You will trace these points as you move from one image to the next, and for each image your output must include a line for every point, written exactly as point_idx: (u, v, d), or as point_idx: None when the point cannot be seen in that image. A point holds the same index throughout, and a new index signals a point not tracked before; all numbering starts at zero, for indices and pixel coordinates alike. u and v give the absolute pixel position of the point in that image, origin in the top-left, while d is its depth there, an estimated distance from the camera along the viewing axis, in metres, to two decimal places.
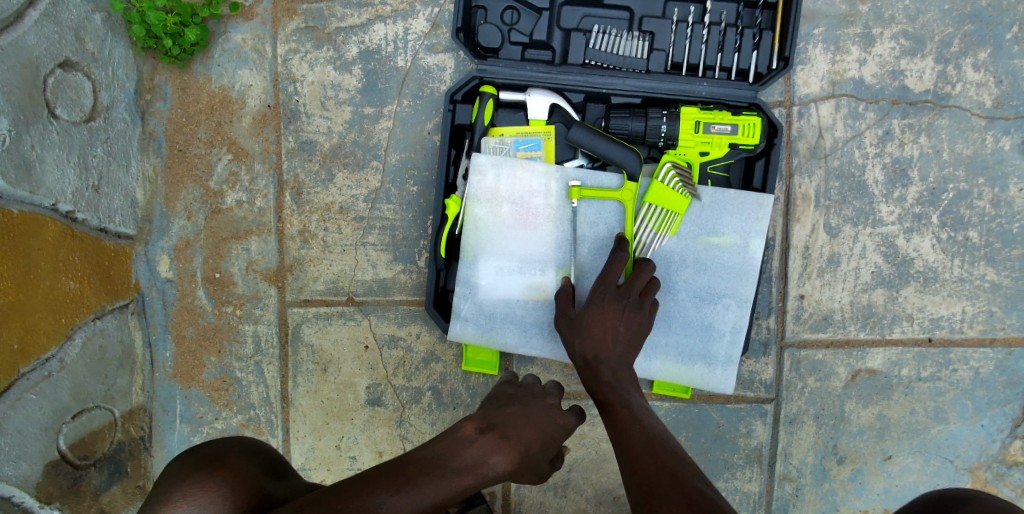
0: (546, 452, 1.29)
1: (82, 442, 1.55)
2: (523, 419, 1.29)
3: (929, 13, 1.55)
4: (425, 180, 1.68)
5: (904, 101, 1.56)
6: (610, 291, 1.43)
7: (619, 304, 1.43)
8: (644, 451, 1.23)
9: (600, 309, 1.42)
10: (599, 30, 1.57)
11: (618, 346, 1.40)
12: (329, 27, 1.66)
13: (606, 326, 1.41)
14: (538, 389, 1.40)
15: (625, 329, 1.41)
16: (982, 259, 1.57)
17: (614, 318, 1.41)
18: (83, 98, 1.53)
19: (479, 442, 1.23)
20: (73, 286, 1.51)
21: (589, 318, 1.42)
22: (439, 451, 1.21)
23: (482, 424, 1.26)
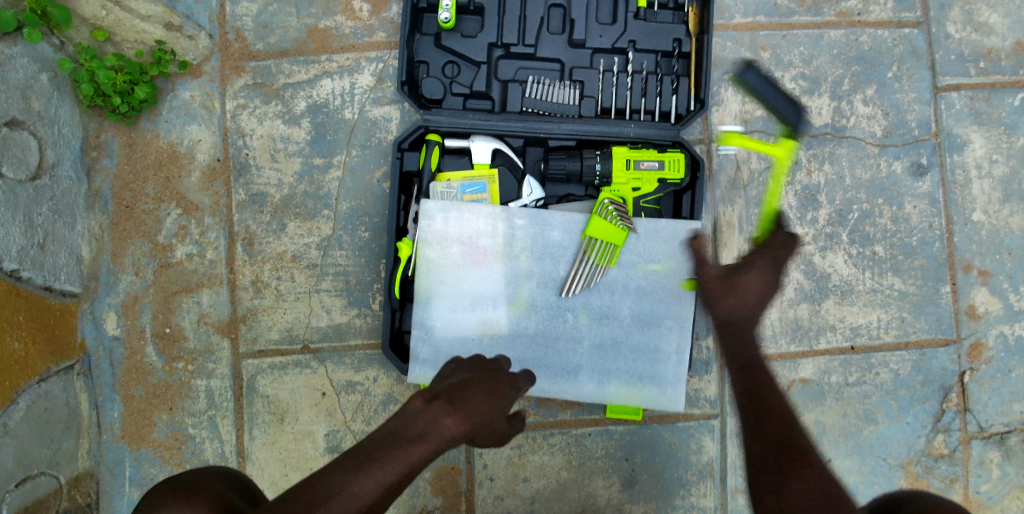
0: (501, 408, 1.25)
1: (26, 511, 1.48)
2: (469, 384, 1.26)
3: (821, 57, 1.76)
4: (376, 225, 1.73)
5: (808, 134, 1.74)
6: (767, 261, 1.28)
7: (773, 272, 1.27)
8: (784, 456, 1.15)
9: (753, 278, 1.27)
10: (533, 80, 1.69)
11: (763, 318, 1.26)
12: (276, 83, 1.73)
13: (761, 299, 1.26)
14: (480, 359, 1.37)
15: (773, 296, 1.28)
16: (889, 270, 1.75)
17: (767, 289, 1.27)
18: (29, 156, 1.53)
19: (426, 411, 1.20)
20: (17, 346, 1.48)
21: (745, 278, 1.26)
22: (390, 426, 1.20)
23: (428, 395, 1.23)
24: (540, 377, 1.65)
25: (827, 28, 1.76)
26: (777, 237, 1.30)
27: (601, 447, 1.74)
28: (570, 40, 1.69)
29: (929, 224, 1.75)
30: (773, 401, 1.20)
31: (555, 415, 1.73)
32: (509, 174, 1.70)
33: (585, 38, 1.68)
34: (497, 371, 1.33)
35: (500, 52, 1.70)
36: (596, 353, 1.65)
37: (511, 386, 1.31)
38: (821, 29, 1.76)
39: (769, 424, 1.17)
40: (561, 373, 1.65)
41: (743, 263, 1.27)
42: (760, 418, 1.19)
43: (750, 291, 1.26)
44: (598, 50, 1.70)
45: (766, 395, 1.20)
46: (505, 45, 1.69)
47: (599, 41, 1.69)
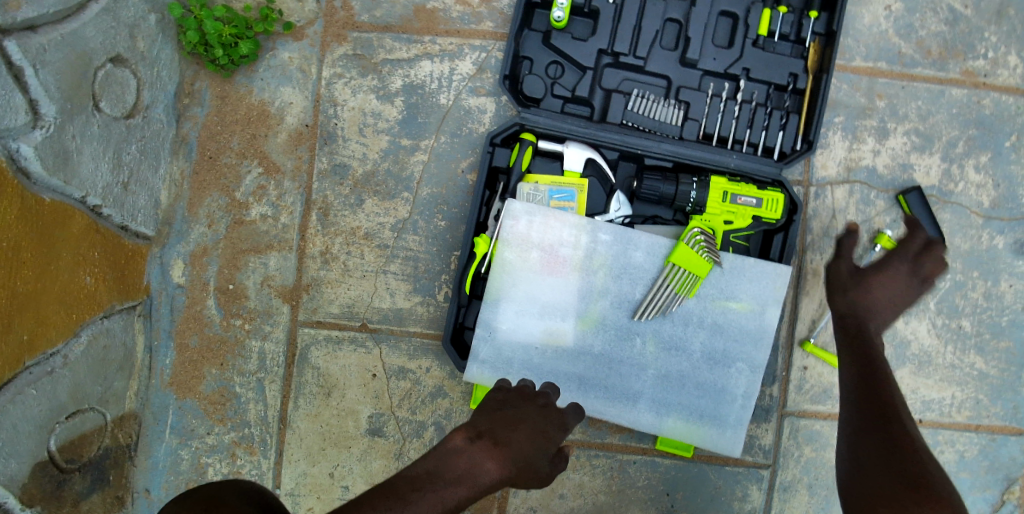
0: (547, 451, 1.21)
1: (70, 444, 1.49)
2: (514, 423, 1.22)
3: (938, 115, 1.68)
4: (454, 216, 1.70)
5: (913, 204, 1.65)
6: (906, 267, 1.38)
7: (908, 276, 1.38)
8: (887, 452, 1.14)
9: (894, 279, 1.37)
10: (638, 94, 1.64)
11: (880, 317, 1.36)
12: (376, 57, 1.70)
13: (888, 300, 1.36)
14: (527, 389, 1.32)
15: (898, 295, 1.37)
16: (972, 348, 1.67)
17: (895, 288, 1.37)
18: (126, 95, 1.53)
19: (468, 451, 1.16)
20: (88, 281, 1.48)
21: (881, 274, 1.37)
22: (429, 466, 1.15)
23: (470, 433, 1.19)
24: (597, 398, 1.61)
25: (950, 85, 1.68)
26: (918, 239, 1.40)
27: (645, 477, 1.70)
28: (682, 58, 1.63)
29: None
30: (883, 402, 1.21)
31: (604, 437, 1.70)
32: (598, 185, 1.66)
33: (698, 58, 1.62)
34: (546, 408, 1.29)
35: (608, 59, 1.64)
36: (660, 383, 1.61)
37: (560, 428, 1.26)
38: (942, 86, 1.68)
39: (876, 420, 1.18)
40: (619, 397, 1.61)
41: (882, 264, 1.39)
42: (870, 418, 1.19)
43: (878, 289, 1.36)
44: (709, 73, 1.64)
45: (872, 396, 1.22)
46: (615, 53, 1.64)
47: (712, 64, 1.63)
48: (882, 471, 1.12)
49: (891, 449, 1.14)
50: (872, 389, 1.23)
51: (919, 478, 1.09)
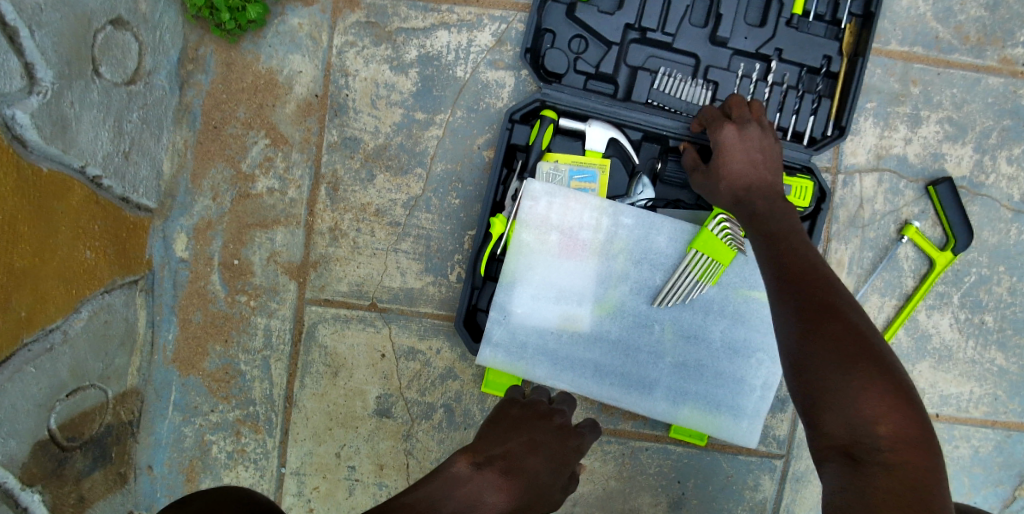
0: (558, 479, 1.32)
1: (71, 422, 1.44)
2: (525, 449, 1.31)
3: (973, 104, 1.62)
4: (468, 194, 1.64)
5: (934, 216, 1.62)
6: (736, 125, 1.39)
7: (737, 132, 1.38)
8: (837, 344, 1.08)
9: (741, 135, 1.38)
10: (665, 72, 1.57)
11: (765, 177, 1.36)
12: (390, 26, 1.62)
13: (743, 162, 1.37)
14: (542, 408, 1.45)
15: (759, 157, 1.37)
16: (994, 343, 1.64)
17: (744, 149, 1.37)
18: (127, 60, 1.45)
19: (476, 477, 1.21)
20: (88, 256, 1.42)
21: (726, 158, 1.38)
22: (434, 491, 1.18)
23: (476, 462, 1.25)
24: (613, 385, 1.57)
25: (987, 73, 1.61)
26: (737, 103, 1.42)
27: (656, 464, 1.67)
28: (712, 36, 1.56)
29: None
30: (831, 293, 1.15)
31: (616, 423, 1.66)
32: (620, 166, 1.60)
33: (729, 37, 1.55)
34: (559, 433, 1.40)
35: (635, 35, 1.57)
36: (677, 371, 1.57)
37: (570, 453, 1.39)
38: (979, 74, 1.61)
39: (831, 312, 1.11)
40: (636, 385, 1.57)
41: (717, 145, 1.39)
42: (816, 310, 1.13)
43: (729, 149, 1.38)
44: (739, 53, 1.58)
45: (807, 286, 1.16)
46: (643, 29, 1.56)
47: (743, 44, 1.56)
48: (835, 367, 1.07)
49: (843, 341, 1.08)
50: (816, 278, 1.18)
51: (877, 370, 1.06)
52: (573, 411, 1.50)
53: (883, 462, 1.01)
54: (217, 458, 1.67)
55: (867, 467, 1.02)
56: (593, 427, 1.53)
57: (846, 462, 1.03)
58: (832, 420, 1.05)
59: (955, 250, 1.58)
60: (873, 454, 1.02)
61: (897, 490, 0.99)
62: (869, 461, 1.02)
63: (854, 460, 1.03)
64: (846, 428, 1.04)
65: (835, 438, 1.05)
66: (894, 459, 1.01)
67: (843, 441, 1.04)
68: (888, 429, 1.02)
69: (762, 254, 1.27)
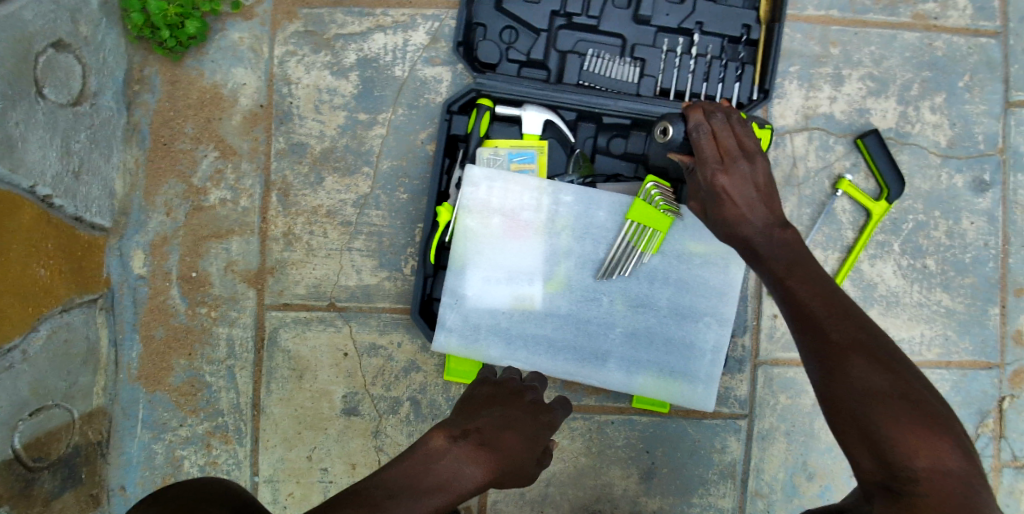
0: (535, 455, 1.18)
1: (37, 442, 1.45)
2: (501, 425, 1.16)
3: (892, 59, 1.69)
4: (416, 188, 1.69)
5: (867, 169, 1.67)
6: (726, 165, 1.31)
7: (731, 169, 1.31)
8: (865, 382, 1.05)
9: (732, 176, 1.31)
10: (593, 54, 1.64)
11: (763, 212, 1.29)
12: (328, 33, 1.68)
13: (741, 206, 1.29)
14: (514, 386, 1.29)
15: (757, 189, 1.30)
16: (938, 285, 1.69)
17: (742, 185, 1.30)
18: (72, 82, 1.50)
19: (452, 452, 1.09)
20: (42, 274, 1.44)
21: (725, 190, 1.30)
22: (407, 470, 1.07)
23: (454, 433, 1.13)
24: (568, 360, 1.60)
25: (901, 29, 1.69)
26: (721, 131, 1.34)
27: (623, 436, 1.69)
28: (635, 15, 1.63)
29: (985, 242, 1.69)
30: (852, 326, 1.11)
31: (580, 399, 1.69)
32: (558, 146, 1.66)
33: (651, 15, 1.62)
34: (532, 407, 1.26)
35: (562, 21, 1.63)
36: (629, 340, 1.60)
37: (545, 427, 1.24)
38: (894, 30, 1.69)
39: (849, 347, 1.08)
40: (589, 358, 1.60)
41: (712, 179, 1.31)
42: (838, 347, 1.09)
43: (728, 195, 1.30)
44: (663, 29, 1.64)
45: (830, 326, 1.11)
46: (568, 15, 1.63)
47: (665, 20, 1.63)
48: (862, 402, 1.04)
49: (870, 377, 1.06)
50: (835, 308, 1.13)
51: (907, 408, 1.03)
52: (546, 388, 1.38)
53: (918, 493, 0.98)
54: (189, 472, 1.68)
55: (905, 498, 0.98)
56: (564, 402, 1.39)
57: (885, 495, 1.00)
58: (868, 457, 1.03)
59: (887, 197, 1.63)
60: (910, 485, 0.99)
61: None
62: (909, 495, 0.98)
63: (892, 492, 1.00)
64: (880, 463, 1.01)
65: (874, 474, 1.02)
66: (932, 488, 0.98)
67: (880, 476, 1.01)
68: (924, 459, 0.99)
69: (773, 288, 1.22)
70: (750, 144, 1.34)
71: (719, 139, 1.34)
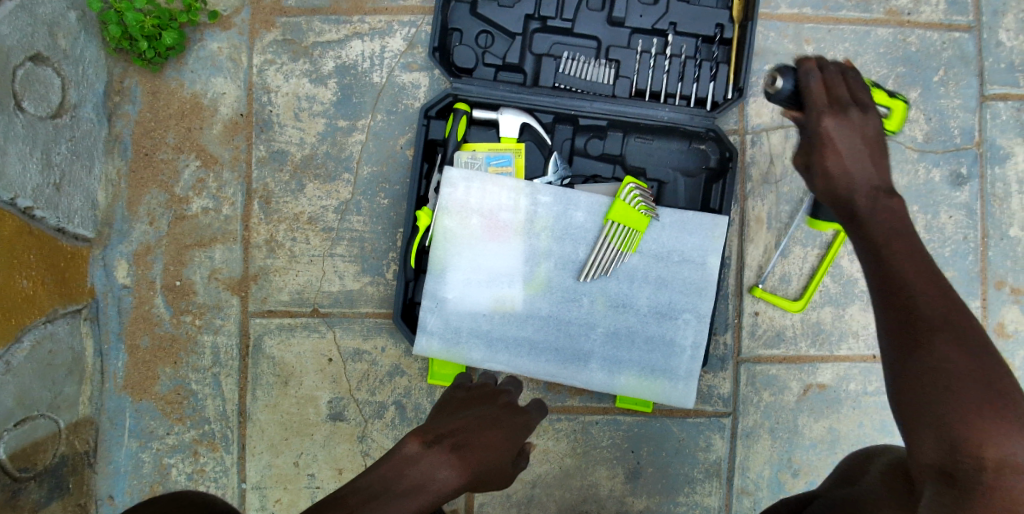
0: (511, 455, 1.19)
1: (23, 452, 1.46)
2: (475, 428, 1.17)
3: (866, 55, 1.70)
4: (396, 193, 1.70)
5: None
6: (836, 108, 1.13)
7: (838, 117, 1.13)
8: (941, 361, 0.97)
9: (843, 121, 1.13)
10: (569, 56, 1.65)
11: (876, 168, 1.13)
12: (306, 41, 1.70)
13: (846, 158, 1.13)
14: (490, 390, 1.35)
15: (861, 143, 1.13)
16: None
17: (854, 134, 1.13)
18: (51, 94, 1.51)
19: (428, 455, 1.08)
20: (25, 285, 1.45)
21: (827, 140, 1.13)
22: (382, 475, 1.05)
23: (429, 438, 1.11)
24: (549, 361, 1.61)
25: (874, 25, 1.70)
26: (828, 75, 1.16)
27: (608, 436, 1.70)
28: (609, 17, 1.64)
29: (964, 236, 1.70)
30: (942, 301, 1.01)
31: (564, 399, 1.70)
32: (536, 149, 1.67)
33: (625, 16, 1.63)
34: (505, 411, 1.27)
35: (536, 25, 1.65)
36: (609, 340, 1.61)
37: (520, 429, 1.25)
38: (868, 26, 1.70)
39: (936, 322, 0.99)
40: (570, 358, 1.61)
41: (809, 126, 1.14)
42: (918, 324, 1.00)
43: (831, 142, 1.13)
44: (638, 30, 1.65)
45: (920, 296, 1.02)
46: (543, 18, 1.64)
47: (639, 21, 1.64)
48: (937, 383, 0.97)
49: (949, 358, 0.97)
50: (930, 281, 1.03)
51: (989, 394, 0.95)
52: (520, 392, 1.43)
53: (978, 481, 0.92)
54: (176, 480, 1.69)
55: (962, 487, 0.93)
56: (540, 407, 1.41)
57: (941, 481, 0.94)
58: (932, 440, 0.96)
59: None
60: (972, 476, 0.93)
61: None
62: (968, 483, 0.92)
63: (950, 479, 0.94)
64: (944, 450, 0.94)
65: (934, 459, 0.95)
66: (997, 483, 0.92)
67: (940, 462, 0.95)
68: (994, 447, 0.92)
69: (875, 261, 1.06)
70: (865, 91, 1.17)
71: (830, 79, 1.15)
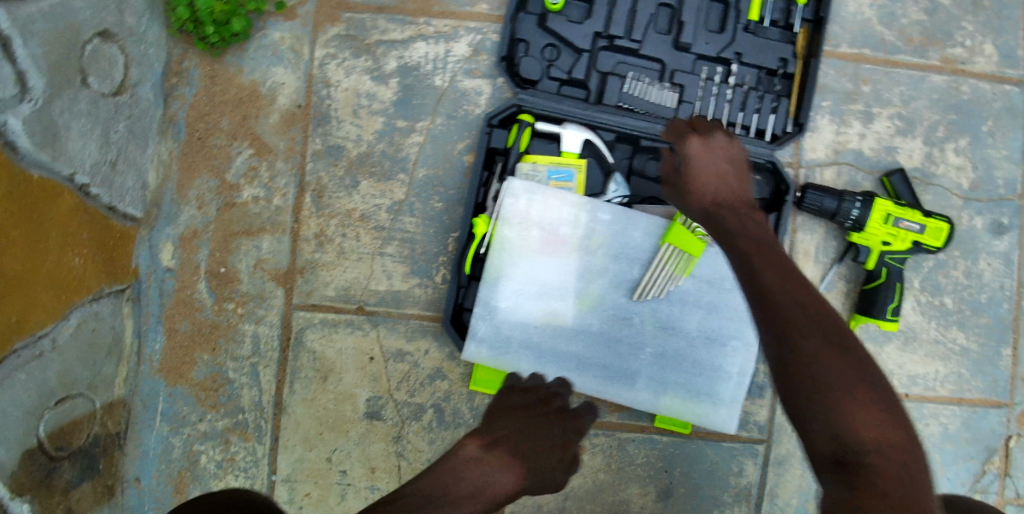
0: (561, 462, 1.28)
1: (60, 431, 1.43)
2: (528, 431, 1.27)
3: (920, 100, 1.74)
4: (450, 198, 1.70)
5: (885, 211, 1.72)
6: (701, 135, 1.33)
7: (716, 140, 1.33)
8: (809, 351, 1.03)
9: (703, 139, 1.33)
10: (633, 77, 1.66)
11: (717, 175, 1.30)
12: (369, 38, 1.69)
13: (710, 175, 1.30)
14: (548, 389, 1.40)
15: (740, 165, 1.32)
16: (954, 324, 1.73)
17: (701, 149, 1.32)
18: (114, 71, 1.49)
19: (483, 459, 1.19)
20: (76, 263, 1.43)
21: (689, 155, 1.32)
22: (440, 477, 1.16)
23: (485, 441, 1.23)
24: (595, 377, 1.62)
25: (930, 71, 1.74)
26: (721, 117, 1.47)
27: (643, 455, 1.71)
28: (676, 42, 1.66)
29: (1000, 284, 1.74)
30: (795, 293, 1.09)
31: (602, 416, 1.71)
32: (596, 165, 1.68)
33: (692, 42, 1.65)
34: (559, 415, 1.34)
35: (603, 43, 1.66)
36: (656, 362, 1.62)
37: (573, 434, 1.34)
38: (923, 72, 1.74)
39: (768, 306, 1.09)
40: (617, 376, 1.62)
41: (692, 145, 1.33)
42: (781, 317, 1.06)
43: (690, 161, 1.32)
44: (702, 57, 1.67)
45: (788, 297, 1.08)
46: (611, 37, 1.65)
47: (704, 48, 1.66)
48: (803, 378, 1.02)
49: (807, 347, 1.03)
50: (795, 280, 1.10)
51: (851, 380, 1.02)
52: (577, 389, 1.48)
53: (868, 464, 0.96)
54: (206, 468, 1.67)
55: (858, 468, 0.96)
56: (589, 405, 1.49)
57: (833, 470, 0.98)
58: (824, 433, 1.00)
59: (896, 315, 1.63)
60: (861, 458, 0.97)
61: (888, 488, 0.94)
62: (856, 465, 0.97)
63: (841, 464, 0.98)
64: (835, 438, 0.99)
65: (826, 447, 0.99)
66: (881, 460, 0.96)
67: (833, 449, 0.99)
68: (871, 430, 0.98)
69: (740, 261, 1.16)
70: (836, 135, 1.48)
71: None
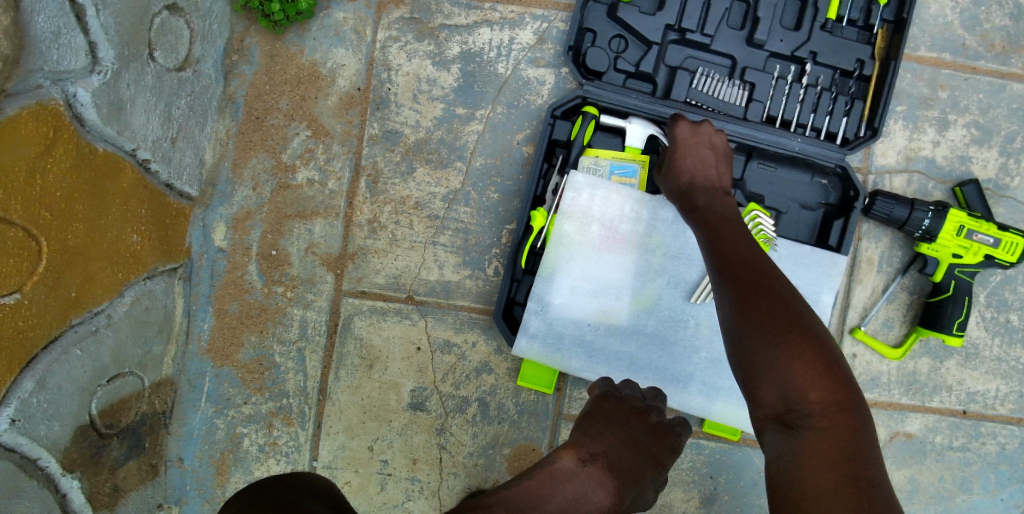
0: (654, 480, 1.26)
1: (110, 408, 1.42)
2: (623, 446, 1.24)
3: (998, 109, 1.67)
4: (507, 188, 1.66)
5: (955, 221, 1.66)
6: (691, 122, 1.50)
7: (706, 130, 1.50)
8: (765, 320, 1.16)
9: (693, 127, 1.50)
10: (703, 72, 1.61)
11: (702, 162, 1.48)
12: (433, 22, 1.66)
13: (695, 159, 1.48)
14: (639, 403, 1.36)
15: (723, 153, 1.50)
16: (1018, 342, 1.68)
17: (692, 137, 1.49)
18: (179, 46, 1.46)
19: (580, 474, 1.18)
20: (134, 240, 1.41)
21: (681, 142, 1.48)
22: (535, 487, 1.16)
23: (582, 456, 1.21)
24: (647, 378, 1.58)
25: (1010, 80, 1.67)
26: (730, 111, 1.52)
27: (689, 459, 1.68)
28: (749, 38, 1.60)
29: None
30: (758, 278, 1.22)
31: None
32: None
33: (766, 39, 1.59)
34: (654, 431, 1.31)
35: (674, 36, 1.61)
36: (712, 367, 1.58)
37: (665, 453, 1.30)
38: (1003, 80, 1.67)
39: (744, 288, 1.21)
40: (670, 379, 1.58)
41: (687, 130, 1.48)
42: (742, 291, 1.21)
43: (680, 146, 1.49)
44: (775, 55, 1.62)
45: (751, 278, 1.22)
46: (682, 30, 1.59)
47: (778, 46, 1.60)
48: (763, 350, 1.14)
49: (767, 318, 1.16)
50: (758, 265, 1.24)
51: (808, 345, 1.13)
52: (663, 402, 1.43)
53: (808, 425, 1.10)
54: (247, 451, 1.64)
55: (795, 428, 1.11)
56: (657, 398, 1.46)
57: (777, 427, 1.13)
58: (773, 395, 1.13)
59: (962, 330, 1.58)
60: (804, 418, 1.11)
61: (830, 448, 1.07)
62: (801, 426, 1.11)
63: (786, 426, 1.12)
64: (783, 399, 1.12)
65: (772, 407, 1.13)
66: (818, 419, 1.10)
67: (777, 410, 1.13)
68: (818, 393, 1.11)
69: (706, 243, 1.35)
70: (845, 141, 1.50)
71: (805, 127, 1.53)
